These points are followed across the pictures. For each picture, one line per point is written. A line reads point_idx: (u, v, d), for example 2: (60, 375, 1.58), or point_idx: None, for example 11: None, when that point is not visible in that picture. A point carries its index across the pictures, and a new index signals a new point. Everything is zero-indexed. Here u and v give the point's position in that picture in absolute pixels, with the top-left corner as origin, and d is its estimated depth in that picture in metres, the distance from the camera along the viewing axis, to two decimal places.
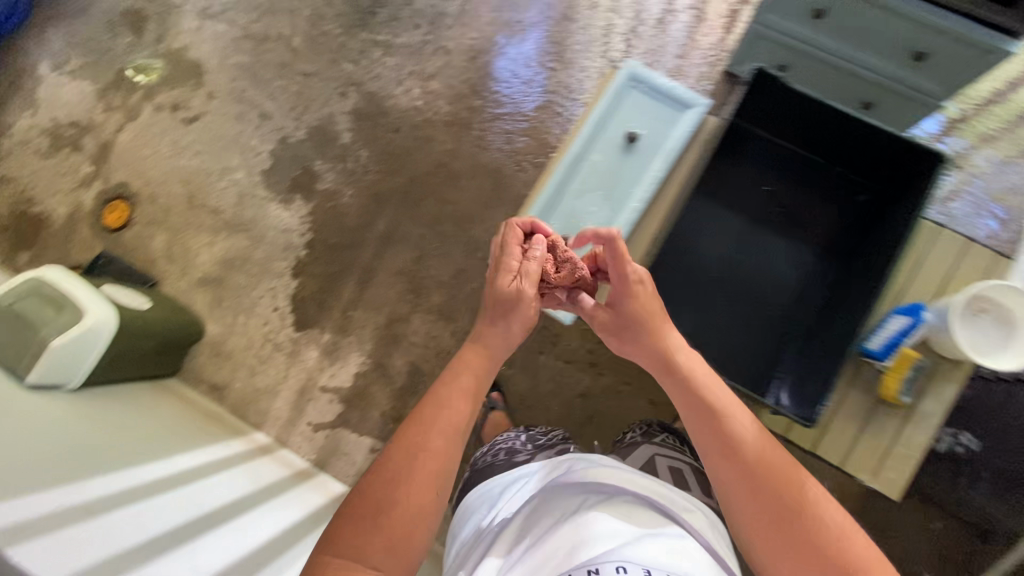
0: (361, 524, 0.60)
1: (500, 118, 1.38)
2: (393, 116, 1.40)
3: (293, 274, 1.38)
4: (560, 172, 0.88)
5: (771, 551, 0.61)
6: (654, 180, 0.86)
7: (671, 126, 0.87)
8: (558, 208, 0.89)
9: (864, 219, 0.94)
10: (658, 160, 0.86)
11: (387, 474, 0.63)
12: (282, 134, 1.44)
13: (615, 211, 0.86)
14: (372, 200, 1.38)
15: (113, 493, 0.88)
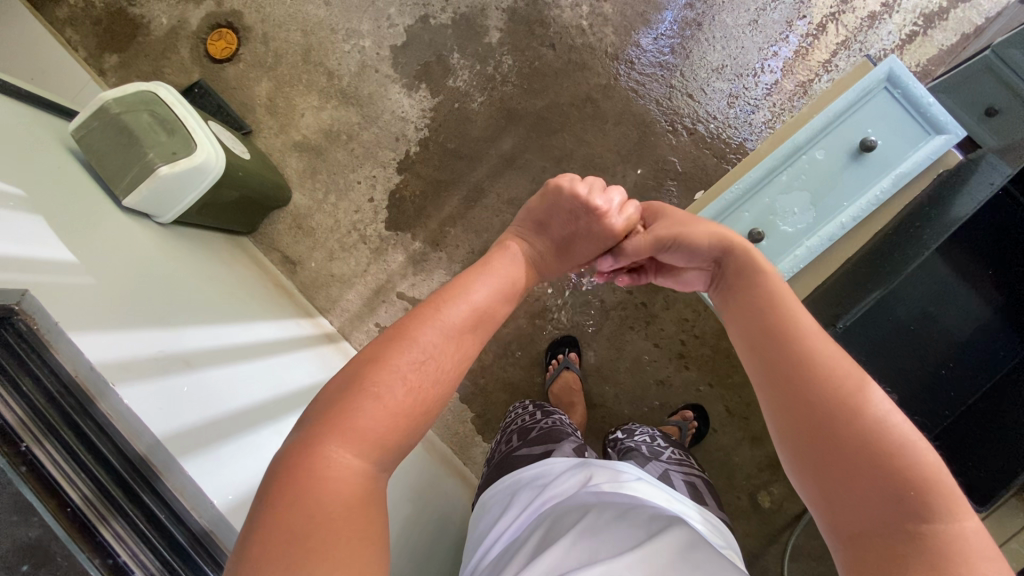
0: (358, 409, 0.45)
1: (665, 68, 1.25)
2: (552, 30, 1.26)
3: (398, 169, 1.30)
4: (772, 161, 0.79)
5: (829, 504, 0.42)
6: (874, 200, 0.77)
7: (911, 146, 0.77)
8: (755, 199, 0.80)
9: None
10: (885, 179, 0.77)
11: (398, 332, 0.51)
12: (424, 12, 1.30)
13: (817, 221, 0.79)
14: (503, 115, 1.27)
15: (206, 349, 0.83)
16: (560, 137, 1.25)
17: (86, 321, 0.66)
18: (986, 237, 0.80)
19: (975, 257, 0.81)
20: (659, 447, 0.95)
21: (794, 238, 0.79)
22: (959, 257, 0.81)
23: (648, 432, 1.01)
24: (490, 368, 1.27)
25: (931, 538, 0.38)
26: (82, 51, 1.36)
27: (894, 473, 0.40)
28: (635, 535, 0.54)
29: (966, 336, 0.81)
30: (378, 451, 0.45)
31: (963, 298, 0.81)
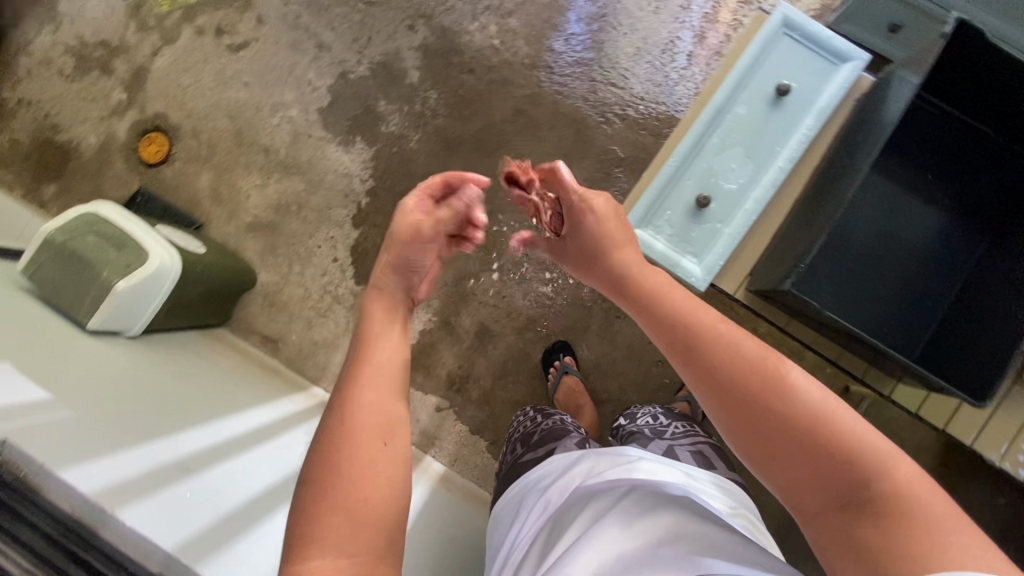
0: (328, 523, 0.42)
1: (583, 64, 1.28)
2: (467, 55, 1.30)
3: (354, 223, 1.30)
4: (700, 127, 0.81)
5: (773, 470, 0.49)
6: (804, 141, 0.80)
7: (823, 82, 0.80)
8: (693, 166, 0.82)
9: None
10: (809, 117, 0.80)
11: (337, 423, 0.47)
12: (342, 68, 1.33)
13: (757, 171, 0.81)
14: (441, 147, 1.29)
15: (201, 451, 0.82)
16: (501, 153, 1.28)
17: (72, 455, 0.65)
18: (913, 146, 0.84)
19: (910, 168, 0.84)
20: (662, 426, 0.96)
21: (740, 194, 0.81)
22: (895, 171, 0.84)
23: (650, 412, 1.03)
24: (492, 393, 1.26)
25: (847, 486, 0.45)
26: (18, 189, 1.36)
27: (802, 426, 0.47)
28: (642, 516, 0.56)
29: (924, 242, 0.83)
30: (355, 549, 0.42)
31: (911, 209, 0.84)
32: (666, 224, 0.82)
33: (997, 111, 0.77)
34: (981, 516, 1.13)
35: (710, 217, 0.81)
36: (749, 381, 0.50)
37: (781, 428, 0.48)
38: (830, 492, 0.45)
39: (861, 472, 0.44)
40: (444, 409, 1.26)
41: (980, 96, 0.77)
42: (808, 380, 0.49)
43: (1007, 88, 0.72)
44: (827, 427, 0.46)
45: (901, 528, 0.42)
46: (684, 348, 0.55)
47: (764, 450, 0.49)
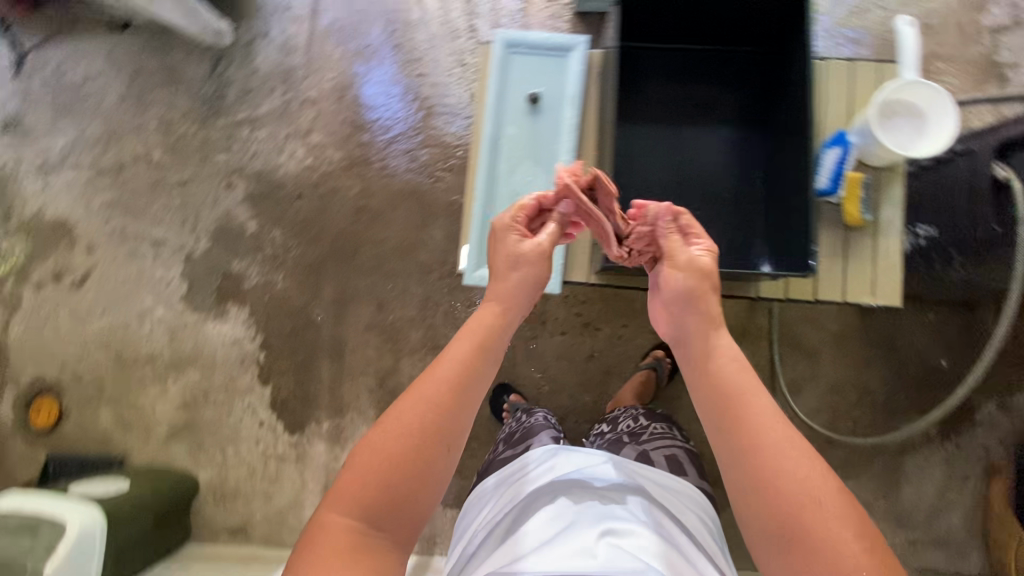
0: (355, 492, 0.55)
1: (393, 141, 1.35)
2: (289, 185, 1.34)
3: (263, 381, 1.30)
4: (485, 158, 0.88)
5: (736, 487, 0.57)
6: (573, 127, 0.87)
7: (564, 74, 0.89)
8: (498, 192, 0.88)
9: (773, 71, 0.87)
10: (568, 107, 0.88)
11: (397, 410, 0.59)
12: (186, 251, 1.35)
13: (550, 171, 0.87)
14: (307, 273, 1.32)
15: None
16: (362, 251, 1.31)
17: None
18: (661, 90, 0.92)
19: (670, 107, 0.92)
20: (638, 428, 1.02)
21: (548, 196, 0.87)
22: (662, 112, 0.93)
23: (628, 413, 1.09)
24: (464, 467, 1.25)
25: (796, 524, 0.52)
26: None
27: (778, 472, 0.55)
28: (599, 514, 0.67)
29: (716, 159, 0.91)
30: (364, 513, 0.55)
31: (691, 135, 0.91)
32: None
33: (704, 30, 0.86)
34: (923, 341, 1.19)
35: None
36: (746, 428, 0.58)
37: (766, 473, 0.55)
38: (777, 520, 0.53)
39: (810, 533, 0.52)
40: None
41: (684, 25, 0.86)
42: (801, 448, 0.56)
43: (699, 12, 0.82)
44: (793, 477, 0.54)
45: (825, 557, 0.50)
46: (711, 386, 0.63)
47: (741, 478, 0.57)
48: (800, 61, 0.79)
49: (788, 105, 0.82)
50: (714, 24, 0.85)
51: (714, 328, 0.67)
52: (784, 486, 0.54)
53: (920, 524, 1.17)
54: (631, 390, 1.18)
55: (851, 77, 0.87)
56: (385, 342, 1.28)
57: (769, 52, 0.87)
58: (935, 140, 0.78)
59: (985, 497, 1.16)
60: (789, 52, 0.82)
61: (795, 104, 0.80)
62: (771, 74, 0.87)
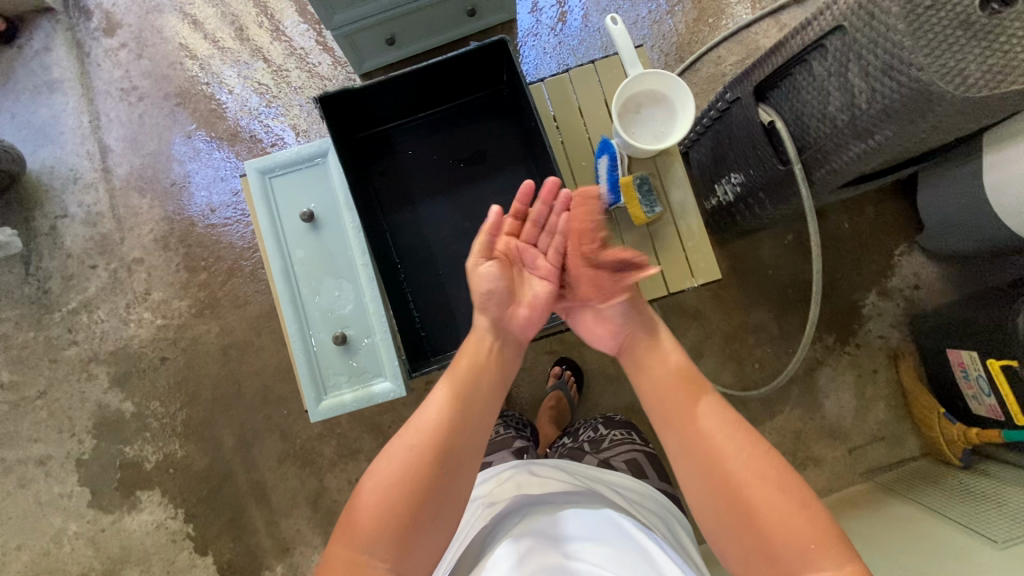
0: (358, 530, 0.58)
1: (234, 268, 1.30)
2: (149, 352, 1.29)
3: (201, 552, 1.25)
4: (284, 291, 0.85)
5: (686, 468, 0.63)
6: (358, 229, 0.85)
7: (329, 180, 0.86)
8: (310, 318, 0.85)
9: (517, 104, 0.86)
10: (345, 212, 0.86)
11: (399, 438, 0.63)
12: (74, 457, 1.28)
13: (352, 279, 0.85)
14: (202, 431, 1.27)
15: None
16: (246, 388, 1.27)
17: None
18: (425, 166, 0.89)
19: (441, 176, 0.89)
20: (597, 437, 1.00)
21: (360, 304, 0.85)
22: (437, 183, 0.89)
23: (588, 424, 1.06)
24: None
25: (742, 491, 0.58)
26: None
27: (721, 448, 0.60)
28: (584, 523, 0.64)
29: (505, 209, 0.88)
30: (367, 544, 0.57)
31: (474, 193, 0.89)
32: (335, 377, 0.84)
33: (437, 93, 0.84)
34: (791, 262, 1.22)
35: (358, 339, 0.84)
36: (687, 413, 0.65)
37: (711, 450, 0.61)
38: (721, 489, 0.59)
39: (756, 503, 0.56)
40: None
41: (415, 97, 0.84)
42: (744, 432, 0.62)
43: (418, 84, 0.81)
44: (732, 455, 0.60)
45: (763, 523, 0.55)
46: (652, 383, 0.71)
47: (692, 458, 0.62)
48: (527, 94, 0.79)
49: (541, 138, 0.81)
50: (444, 85, 0.83)
51: (655, 330, 0.74)
52: (728, 460, 0.60)
53: (854, 429, 1.20)
54: (545, 418, 1.17)
55: (594, 80, 0.87)
56: (304, 467, 1.26)
57: (506, 89, 0.87)
58: (684, 120, 0.78)
59: (899, 381, 1.20)
60: (518, 87, 0.82)
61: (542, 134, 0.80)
62: (517, 107, 0.87)
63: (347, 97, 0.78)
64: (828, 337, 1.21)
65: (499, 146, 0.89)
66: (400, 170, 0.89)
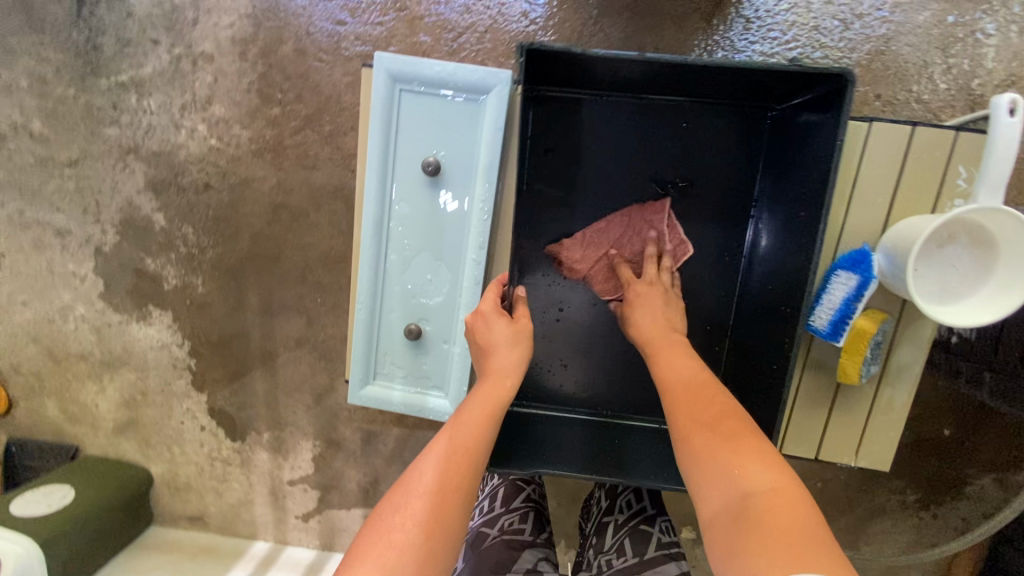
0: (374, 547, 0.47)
1: (312, 119, 1.06)
2: (194, 172, 1.11)
3: (198, 389, 1.23)
4: (369, 250, 0.66)
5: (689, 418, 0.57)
6: (486, 213, 0.63)
7: (476, 128, 0.62)
8: (389, 294, 0.68)
9: (779, 145, 0.67)
10: (478, 182, 0.63)
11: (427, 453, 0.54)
12: (94, 244, 1.19)
13: (455, 274, 0.66)
14: (228, 279, 1.16)
15: None
16: (286, 258, 1.14)
17: None
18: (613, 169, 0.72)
19: (627, 191, 0.73)
20: (641, 530, 0.74)
21: (452, 304, 0.67)
22: (626, 190, 0.73)
23: (629, 494, 0.80)
24: None
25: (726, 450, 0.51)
26: None
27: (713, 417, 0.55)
28: None
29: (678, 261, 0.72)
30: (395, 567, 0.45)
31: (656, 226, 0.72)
32: (394, 372, 0.70)
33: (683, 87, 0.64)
34: (926, 406, 1.02)
35: (434, 343, 0.69)
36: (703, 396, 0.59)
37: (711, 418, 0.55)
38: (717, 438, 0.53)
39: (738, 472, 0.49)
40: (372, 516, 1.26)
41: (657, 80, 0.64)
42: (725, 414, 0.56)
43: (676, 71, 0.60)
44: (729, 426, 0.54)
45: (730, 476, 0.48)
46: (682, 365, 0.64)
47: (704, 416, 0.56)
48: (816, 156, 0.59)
49: (792, 213, 0.62)
50: (696, 82, 0.63)
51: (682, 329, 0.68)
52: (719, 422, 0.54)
53: None
54: None
55: (897, 150, 0.61)
56: (318, 360, 1.18)
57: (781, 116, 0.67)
58: (1002, 282, 0.58)
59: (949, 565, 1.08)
60: (806, 132, 0.61)
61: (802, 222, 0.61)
62: (778, 147, 0.67)
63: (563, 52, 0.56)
64: (908, 493, 1.06)
65: (716, 176, 0.72)
66: (586, 154, 0.71)
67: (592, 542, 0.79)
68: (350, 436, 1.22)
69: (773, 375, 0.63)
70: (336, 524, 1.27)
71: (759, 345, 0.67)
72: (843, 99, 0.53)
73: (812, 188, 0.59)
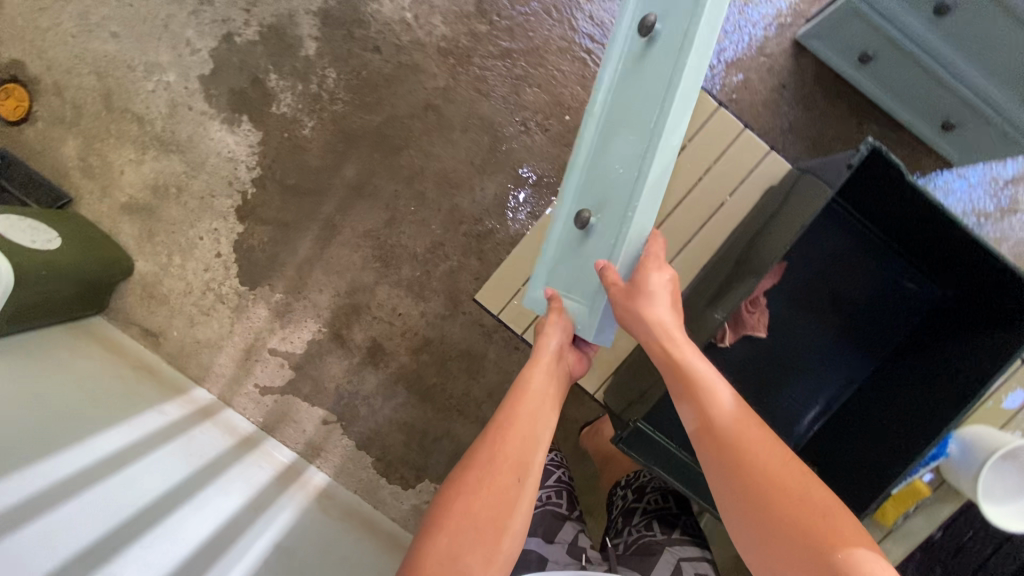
0: (454, 523, 0.59)
1: (508, 58, 1.10)
2: (372, 29, 1.10)
3: (238, 216, 1.17)
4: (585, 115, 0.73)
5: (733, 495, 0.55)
6: (685, 92, 0.62)
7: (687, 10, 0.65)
8: (581, 174, 0.73)
9: (940, 329, 0.78)
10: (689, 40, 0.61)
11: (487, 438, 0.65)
12: (227, 29, 1.13)
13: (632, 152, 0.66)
14: (338, 139, 1.13)
15: (25, 499, 0.77)
16: (406, 154, 1.13)
17: None
18: (814, 265, 0.84)
19: (801, 294, 0.85)
20: (669, 521, 0.80)
21: (639, 184, 0.64)
22: (796, 282, 0.85)
23: (656, 492, 0.86)
24: (380, 411, 1.21)
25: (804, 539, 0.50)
26: None
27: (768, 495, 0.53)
28: None
29: (810, 365, 0.86)
30: (466, 537, 0.58)
31: (805, 333, 0.86)
32: (563, 266, 0.75)
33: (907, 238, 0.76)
34: None
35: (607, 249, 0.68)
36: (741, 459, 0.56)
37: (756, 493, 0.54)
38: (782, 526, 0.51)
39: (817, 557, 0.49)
40: (329, 422, 1.22)
41: (901, 226, 0.75)
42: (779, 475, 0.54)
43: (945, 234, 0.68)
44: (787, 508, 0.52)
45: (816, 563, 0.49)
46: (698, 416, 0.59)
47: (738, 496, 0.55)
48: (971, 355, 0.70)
49: (934, 378, 0.73)
50: (924, 240, 0.74)
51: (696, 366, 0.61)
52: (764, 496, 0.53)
53: None
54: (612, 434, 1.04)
55: None
56: (375, 258, 1.16)
57: (947, 297, 0.78)
58: None
59: None
60: (978, 326, 0.71)
61: (944, 386, 0.71)
62: (935, 329, 0.79)
63: (884, 169, 0.64)
64: None
65: (872, 314, 0.84)
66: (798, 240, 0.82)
67: (617, 524, 0.85)
68: (357, 341, 1.19)
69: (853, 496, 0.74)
70: (289, 412, 1.23)
71: (845, 462, 0.79)
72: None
73: (954, 369, 0.71)
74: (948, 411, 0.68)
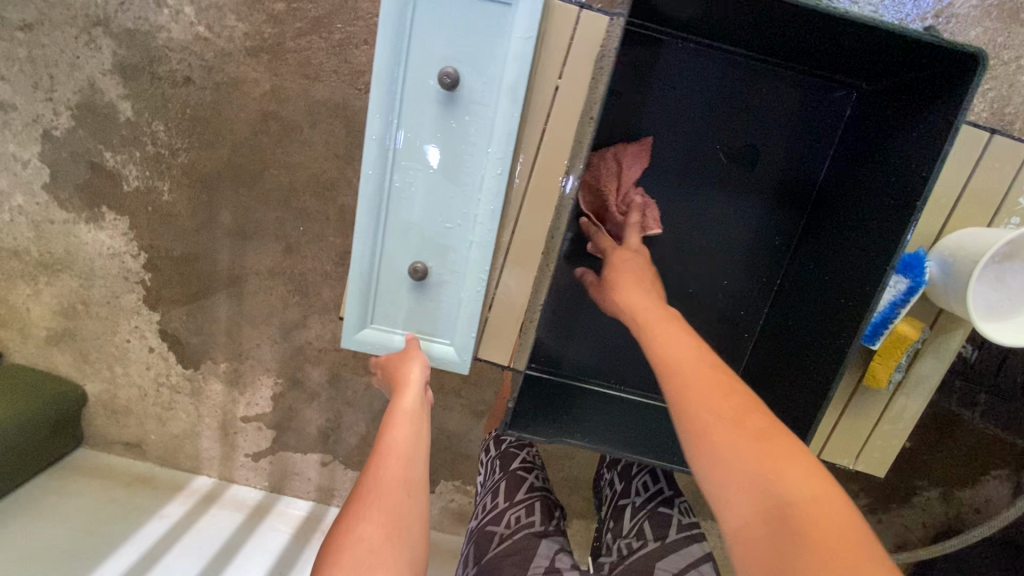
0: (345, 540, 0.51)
1: (321, 25, 0.95)
2: (173, 60, 0.98)
3: (149, 306, 1.12)
4: (374, 166, 0.62)
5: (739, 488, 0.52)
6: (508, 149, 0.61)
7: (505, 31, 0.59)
8: (387, 223, 0.64)
9: (860, 136, 0.74)
10: (506, 98, 0.60)
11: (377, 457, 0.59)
12: (42, 127, 1.03)
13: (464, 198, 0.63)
14: (199, 190, 1.04)
15: None
16: (270, 176, 1.02)
17: None
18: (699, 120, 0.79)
19: (696, 150, 0.80)
20: (661, 513, 0.74)
21: (477, 243, 0.64)
22: (691, 142, 0.80)
23: (643, 476, 0.81)
24: (369, 434, 1.17)
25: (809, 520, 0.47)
26: None
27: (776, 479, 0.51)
28: None
29: (737, 221, 0.83)
30: (356, 550, 0.50)
31: (718, 194, 0.82)
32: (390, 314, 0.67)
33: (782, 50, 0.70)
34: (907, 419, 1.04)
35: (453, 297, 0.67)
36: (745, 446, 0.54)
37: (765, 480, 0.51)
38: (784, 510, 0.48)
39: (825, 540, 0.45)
40: (329, 462, 1.20)
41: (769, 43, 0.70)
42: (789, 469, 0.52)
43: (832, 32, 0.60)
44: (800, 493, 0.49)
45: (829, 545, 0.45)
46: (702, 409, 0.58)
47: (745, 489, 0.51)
48: (900, 149, 0.64)
49: (869, 190, 0.68)
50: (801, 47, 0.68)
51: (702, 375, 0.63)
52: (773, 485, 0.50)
53: None
54: None
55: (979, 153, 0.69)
56: (292, 293, 1.09)
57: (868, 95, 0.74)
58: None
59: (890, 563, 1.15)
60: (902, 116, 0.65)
61: (881, 193, 0.66)
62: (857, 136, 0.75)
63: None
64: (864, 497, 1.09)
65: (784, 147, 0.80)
66: (669, 100, 0.78)
67: (610, 526, 0.79)
68: (315, 379, 1.14)
69: (817, 351, 0.69)
70: (289, 467, 1.21)
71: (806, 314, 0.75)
72: (970, 84, 0.54)
73: (885, 172, 0.66)
74: (893, 214, 0.62)
